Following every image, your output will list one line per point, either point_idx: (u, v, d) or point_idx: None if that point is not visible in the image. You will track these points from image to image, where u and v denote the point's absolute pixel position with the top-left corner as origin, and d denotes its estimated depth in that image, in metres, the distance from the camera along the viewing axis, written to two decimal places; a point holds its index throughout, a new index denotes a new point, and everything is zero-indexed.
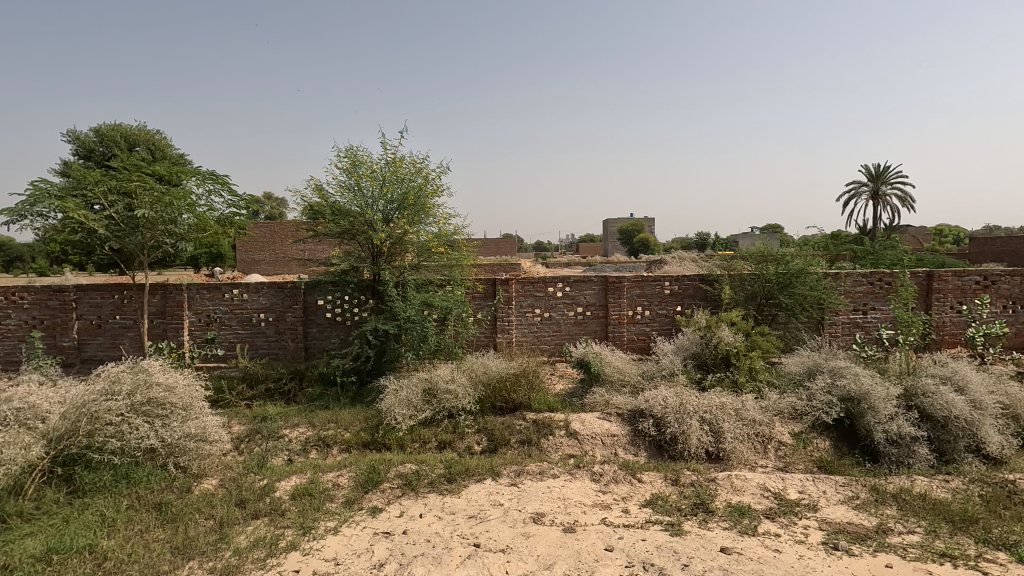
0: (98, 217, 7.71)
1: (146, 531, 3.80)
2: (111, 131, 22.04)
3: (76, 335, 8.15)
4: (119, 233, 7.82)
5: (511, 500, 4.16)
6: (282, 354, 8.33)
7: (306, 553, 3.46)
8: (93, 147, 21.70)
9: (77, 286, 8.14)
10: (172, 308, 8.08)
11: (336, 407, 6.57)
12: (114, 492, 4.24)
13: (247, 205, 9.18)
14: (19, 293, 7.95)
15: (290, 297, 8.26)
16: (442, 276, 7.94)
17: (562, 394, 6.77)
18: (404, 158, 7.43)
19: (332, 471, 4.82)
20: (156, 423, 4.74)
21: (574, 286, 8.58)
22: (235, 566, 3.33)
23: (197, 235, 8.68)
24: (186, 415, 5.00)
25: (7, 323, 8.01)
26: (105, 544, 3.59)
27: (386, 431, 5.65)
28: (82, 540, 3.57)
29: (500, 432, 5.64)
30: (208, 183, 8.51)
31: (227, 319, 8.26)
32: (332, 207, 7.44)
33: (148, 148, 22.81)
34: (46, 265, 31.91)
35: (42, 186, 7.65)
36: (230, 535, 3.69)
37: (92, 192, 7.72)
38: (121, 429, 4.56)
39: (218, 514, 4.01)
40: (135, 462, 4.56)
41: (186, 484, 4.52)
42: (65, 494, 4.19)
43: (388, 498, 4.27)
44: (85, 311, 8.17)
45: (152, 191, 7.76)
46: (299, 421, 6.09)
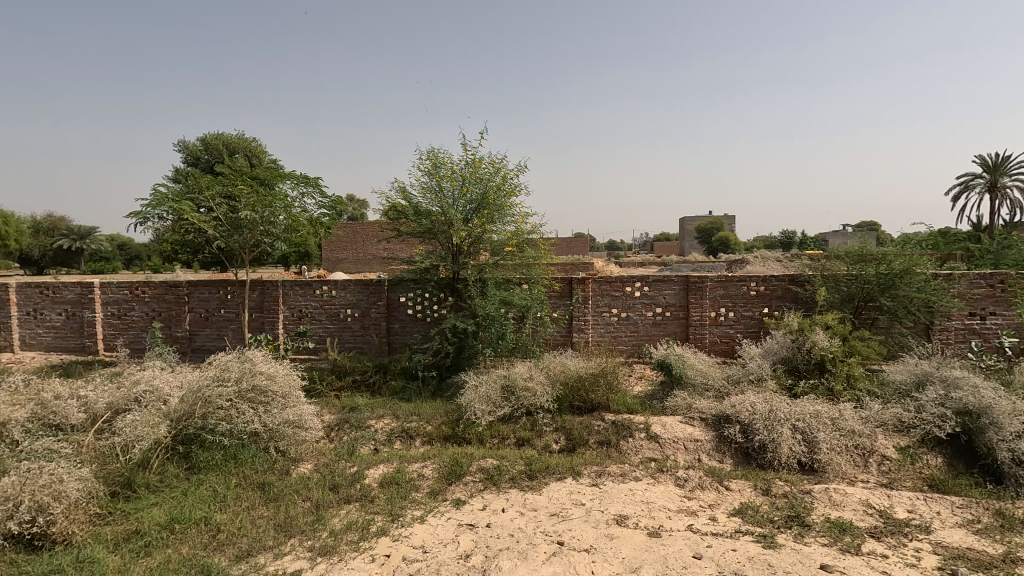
0: (208, 219, 8.44)
1: (252, 507, 4.12)
2: (214, 140, 23.99)
3: (188, 326, 8.98)
4: (225, 233, 8.53)
5: (593, 500, 4.13)
6: (367, 348, 8.73)
7: (395, 539, 3.61)
8: (199, 155, 23.78)
9: (189, 282, 8.96)
10: (269, 302, 8.72)
11: (418, 401, 6.82)
12: (224, 470, 4.64)
13: (336, 206, 9.72)
14: (142, 288, 9.00)
15: (374, 294, 8.64)
16: (520, 275, 8.02)
17: (642, 396, 6.65)
18: (484, 158, 7.59)
19: (416, 462, 4.99)
20: (260, 409, 5.12)
21: (652, 286, 8.38)
22: (332, 546, 3.54)
23: (291, 235, 9.28)
24: (286, 402, 5.35)
25: (133, 315, 9.09)
26: (218, 518, 3.92)
27: (466, 426, 5.77)
28: (199, 512, 3.93)
29: (579, 431, 5.62)
30: (302, 186, 9.09)
31: (317, 314, 8.77)
32: (416, 208, 7.73)
33: (246, 155, 24.59)
34: (160, 263, 35.57)
35: (161, 192, 8.49)
36: (326, 517, 3.93)
37: (204, 196, 8.49)
38: (230, 413, 4.96)
39: (315, 496, 4.28)
40: (241, 444, 4.95)
41: (286, 466, 4.84)
42: (184, 469, 4.63)
43: (471, 491, 4.38)
44: (195, 304, 8.97)
45: (254, 194, 8.39)
46: (384, 412, 6.37)
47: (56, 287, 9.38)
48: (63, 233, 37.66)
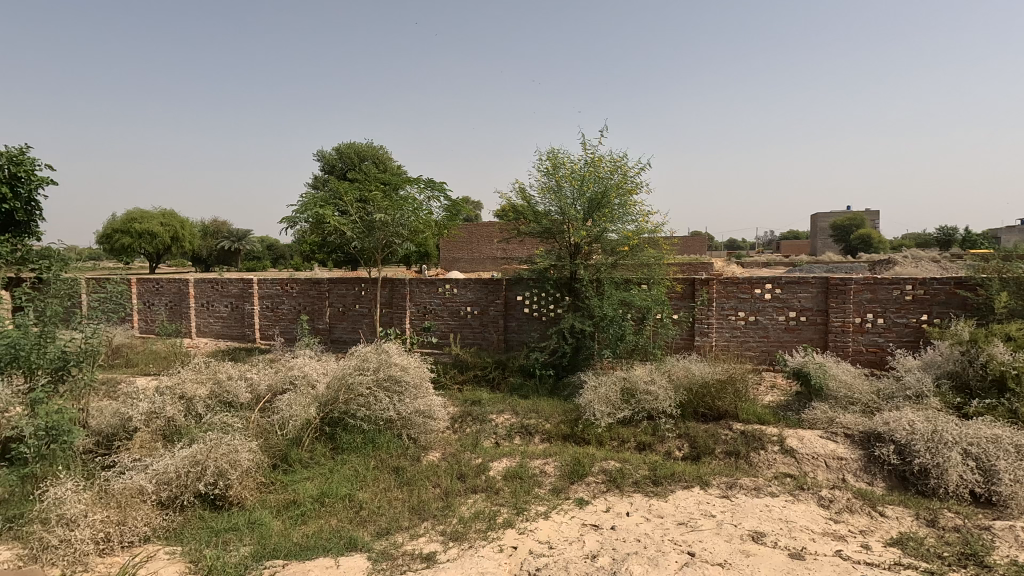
0: (346, 222, 9.25)
1: (389, 489, 4.44)
2: (348, 150, 26.17)
3: (329, 319, 9.91)
4: (360, 234, 9.29)
5: (724, 513, 3.92)
6: (486, 345, 9.02)
7: (521, 532, 3.70)
8: (335, 164, 26.09)
9: (329, 279, 9.89)
10: (398, 299, 9.36)
11: (536, 398, 6.92)
12: (364, 453, 5.05)
13: (459, 207, 10.16)
14: (291, 284, 10.11)
15: (493, 293, 8.90)
16: (639, 276, 7.83)
17: (774, 406, 6.19)
18: (604, 157, 7.53)
19: (537, 459, 5.07)
20: (395, 398, 5.50)
21: (786, 288, 7.76)
22: (462, 532, 3.71)
23: (418, 236, 9.87)
24: (417, 393, 5.70)
25: (284, 308, 10.23)
26: (361, 496, 4.27)
27: (585, 426, 5.75)
28: (345, 489, 4.32)
29: (704, 439, 5.36)
30: (429, 190, 9.63)
31: (441, 311, 9.22)
32: (535, 208, 7.86)
33: (375, 162, 26.52)
34: (301, 261, 39.61)
35: (308, 198, 9.46)
36: (455, 505, 4.12)
37: (344, 201, 9.32)
38: (368, 400, 5.40)
39: (444, 484, 4.51)
40: (378, 429, 5.36)
41: (417, 453, 5.15)
42: (330, 449, 5.12)
43: (594, 492, 4.36)
44: (335, 299, 9.87)
45: (386, 198, 9.04)
46: (504, 407, 6.54)
47: (223, 282, 10.83)
48: (225, 236, 43.26)
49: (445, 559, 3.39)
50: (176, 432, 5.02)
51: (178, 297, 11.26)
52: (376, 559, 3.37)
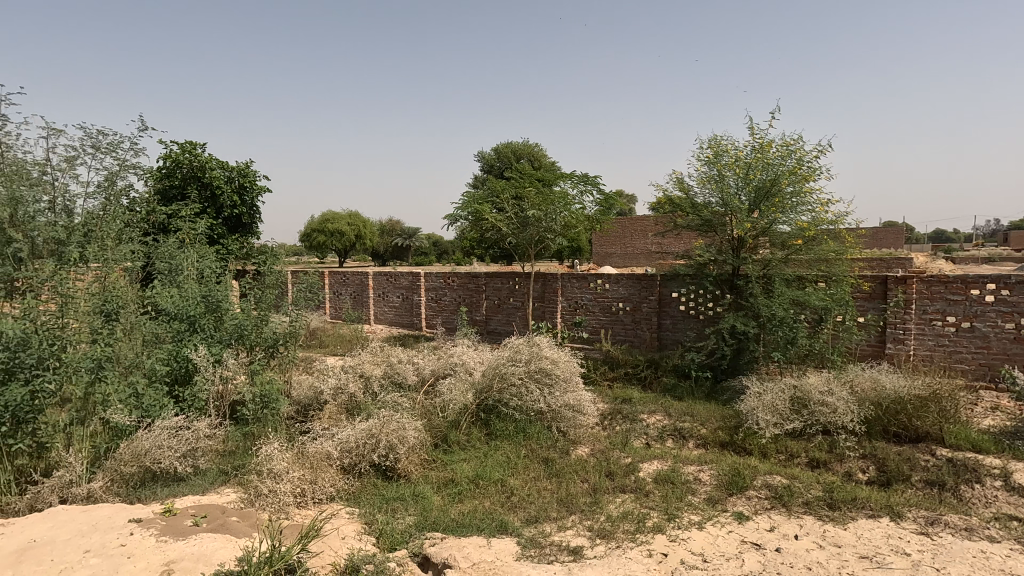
0: (502, 219, 9.68)
1: (538, 478, 4.55)
2: (506, 149, 27.27)
3: (485, 311, 10.49)
4: (515, 230, 9.65)
5: (923, 553, 3.33)
6: (638, 342, 8.76)
7: (672, 540, 3.53)
8: (494, 163, 27.40)
9: (486, 273, 10.47)
10: (550, 293, 9.54)
11: (691, 401, 6.56)
12: (515, 441, 5.24)
13: (612, 201, 10.01)
14: (453, 277, 10.93)
15: (646, 289, 8.62)
16: (816, 273, 7.01)
17: (996, 432, 5.10)
18: (774, 141, 6.86)
19: (692, 465, 4.80)
20: (545, 390, 5.61)
21: (1017, 289, 6.32)
22: (610, 531, 3.66)
23: (570, 231, 9.94)
24: (567, 386, 5.75)
25: (447, 299, 11.08)
26: (511, 482, 4.44)
27: (746, 434, 5.30)
28: (497, 474, 4.52)
29: (897, 464, 4.61)
30: (581, 185, 9.63)
31: (592, 306, 9.18)
32: (694, 200, 7.44)
33: (531, 160, 27.22)
34: (461, 257, 42.36)
35: (469, 196, 10.09)
36: (603, 502, 4.08)
37: (501, 199, 9.75)
38: (520, 390, 5.59)
39: (592, 480, 4.49)
40: (529, 420, 5.53)
41: (565, 446, 5.19)
42: (485, 434, 5.40)
43: (755, 507, 4.00)
44: (490, 293, 10.40)
45: (539, 194, 9.26)
46: (656, 408, 6.31)
47: (396, 275, 12.02)
48: (399, 234, 47.91)
49: (592, 555, 3.38)
50: (356, 407, 5.70)
51: (360, 288, 12.77)
52: (524, 545, 3.47)
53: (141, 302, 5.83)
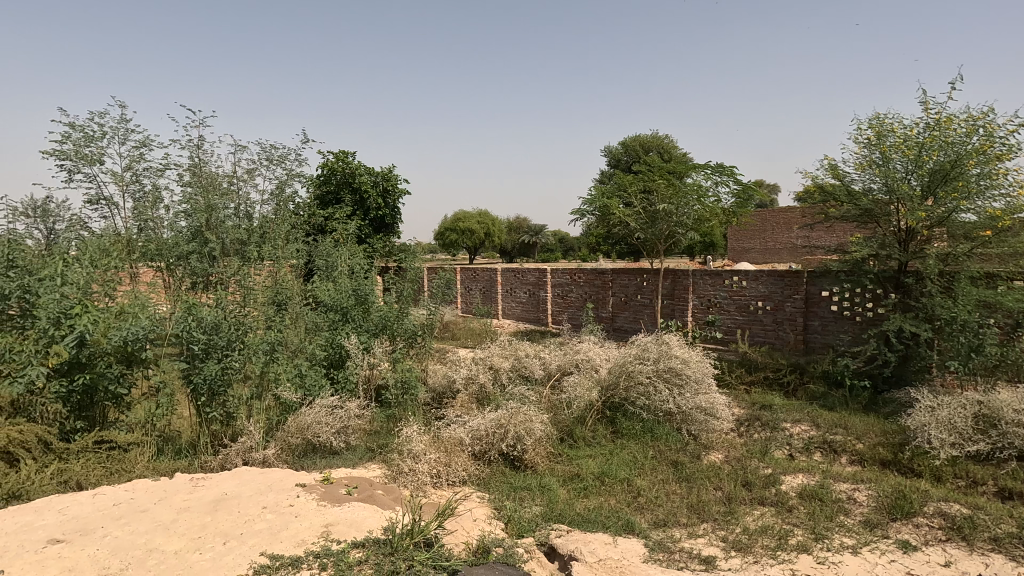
0: (630, 214, 9.46)
1: (667, 481, 4.39)
2: (633, 143, 26.57)
3: (611, 308, 10.36)
4: (644, 226, 9.38)
5: None
6: (780, 344, 8.04)
7: (820, 562, 3.21)
8: (620, 158, 26.86)
9: (612, 270, 10.34)
10: (680, 291, 9.14)
11: (844, 411, 5.89)
12: (643, 441, 5.11)
13: (751, 193, 9.28)
14: (579, 274, 10.96)
15: (791, 286, 7.89)
16: (1014, 270, 5.82)
17: None
18: (955, 116, 5.94)
19: (844, 483, 4.32)
20: (675, 391, 5.40)
21: None
22: (746, 544, 3.42)
23: (704, 226, 9.42)
24: (699, 388, 5.47)
25: (573, 296, 11.14)
26: (638, 482, 4.34)
27: (914, 454, 4.64)
28: (623, 473, 4.45)
29: None
30: (716, 176, 9.08)
31: (726, 304, 8.61)
32: (850, 188, 6.68)
33: (660, 153, 26.18)
34: (586, 254, 42.16)
35: (596, 192, 10.02)
36: (739, 513, 3.83)
37: (629, 193, 9.55)
38: (649, 389, 5.44)
39: (726, 488, 4.23)
40: (657, 421, 5.35)
41: (697, 451, 4.94)
42: (611, 432, 5.34)
43: (926, 538, 3.49)
44: (617, 289, 10.25)
45: (670, 187, 8.89)
46: (802, 416, 5.76)
47: (523, 271, 12.32)
48: (525, 231, 48.86)
49: (727, 567, 3.19)
50: (485, 397, 5.96)
51: (489, 284, 13.28)
52: (652, 548, 3.38)
53: (305, 294, 6.62)
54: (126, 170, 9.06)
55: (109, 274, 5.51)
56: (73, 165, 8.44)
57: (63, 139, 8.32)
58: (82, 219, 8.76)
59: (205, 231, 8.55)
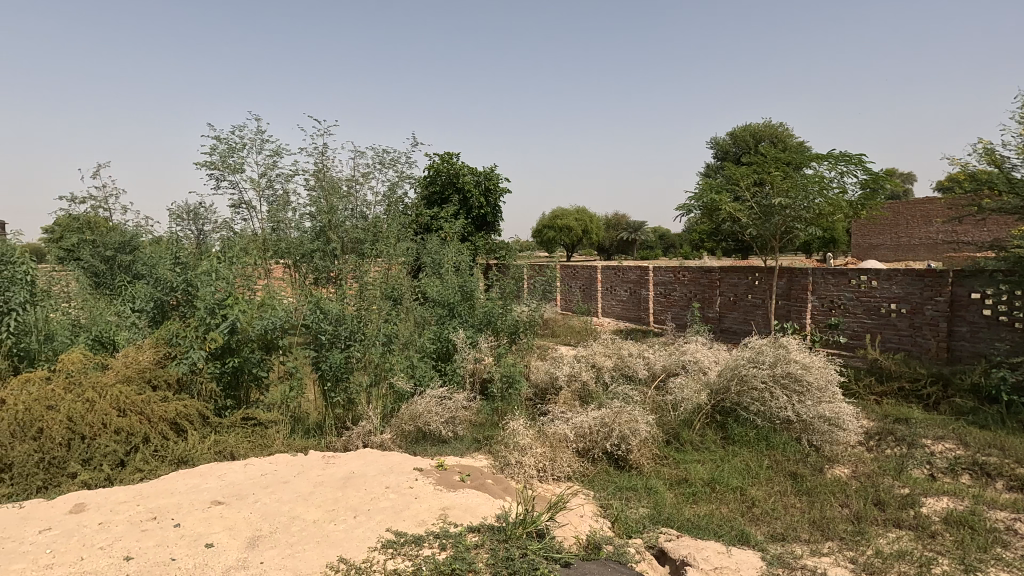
0: (742, 208, 8.93)
1: (785, 494, 4.12)
2: (743, 133, 25.01)
3: (719, 308, 9.88)
4: (757, 221, 8.80)
5: None
6: (918, 352, 7.20)
7: None
8: (728, 149, 25.46)
9: (720, 267, 9.85)
10: (798, 291, 8.50)
11: (1000, 431, 5.17)
12: (757, 449, 4.84)
13: (884, 183, 8.39)
14: (683, 272, 10.56)
15: (932, 287, 7.04)
16: None
17: None
18: None
19: (1001, 511, 3.80)
20: (794, 398, 5.05)
21: None
22: (879, 569, 3.13)
23: (826, 220, 8.66)
24: (821, 396, 5.07)
25: (677, 295, 10.77)
26: (752, 492, 4.12)
27: None
28: (735, 481, 4.24)
29: None
30: (841, 165, 8.32)
31: (852, 306, 7.87)
32: (1012, 175, 5.84)
33: (774, 142, 24.42)
34: (689, 251, 40.40)
35: (704, 186, 9.57)
36: (870, 534, 3.51)
37: (740, 186, 9.02)
38: (764, 395, 5.13)
39: (854, 506, 3.89)
40: (773, 429, 5.04)
41: (819, 463, 4.58)
42: (721, 437, 5.11)
43: None
44: (725, 289, 9.75)
45: (787, 179, 8.27)
46: (945, 433, 5.14)
47: (624, 269, 12.10)
48: (625, 228, 47.79)
49: None
50: (588, 395, 5.96)
51: (589, 281, 13.20)
52: (770, 561, 3.20)
53: (414, 289, 7.00)
54: (262, 177, 10.11)
55: (251, 270, 6.19)
56: (220, 173, 9.57)
57: (212, 151, 9.45)
58: (227, 221, 9.90)
59: (327, 230, 9.32)
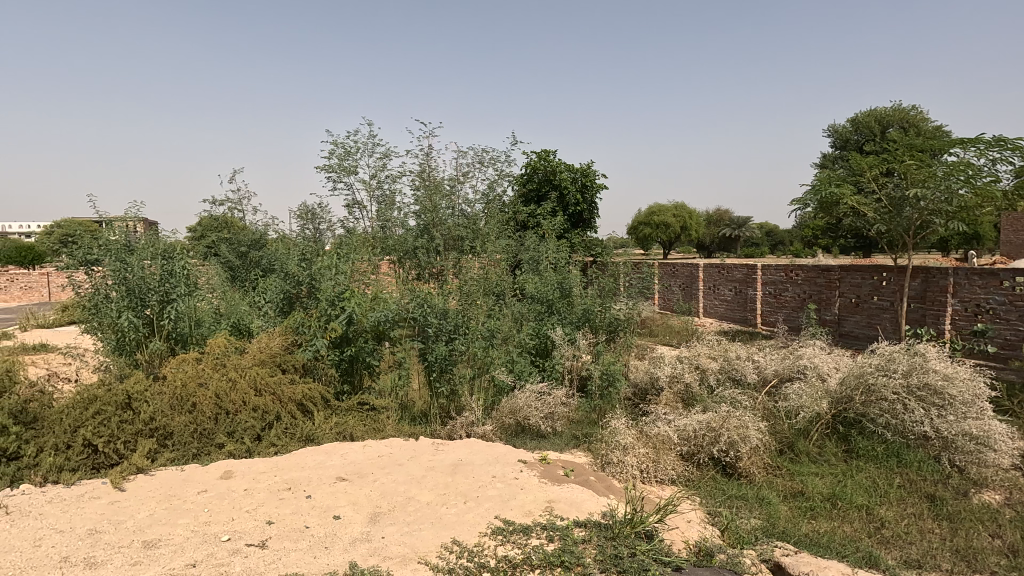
0: (868, 202, 8.12)
1: (920, 517, 3.73)
2: (867, 119, 22.52)
3: (838, 310, 9.10)
4: (887, 216, 7.96)
5: None
6: None
7: None
8: (848, 137, 23.40)
9: (841, 266, 9.06)
10: (935, 293, 7.62)
11: None
12: (886, 465, 4.42)
13: None
14: (796, 271, 9.83)
15: None
16: None
17: None
18: None
19: None
20: (933, 412, 4.54)
21: None
22: None
23: (973, 214, 7.65)
24: (967, 412, 4.52)
25: (789, 295, 10.06)
26: (882, 512, 3.77)
27: None
28: (861, 498, 3.91)
29: None
30: (993, 152, 7.31)
31: (1003, 312, 6.93)
32: None
33: (904, 127, 21.95)
34: (800, 248, 37.50)
35: (823, 177, 8.83)
36: None
37: (866, 177, 8.21)
38: (896, 407, 4.66)
39: (1009, 537, 3.43)
40: (906, 444, 4.58)
41: (963, 487, 4.09)
42: (843, 450, 4.73)
43: None
44: (846, 289, 8.95)
45: (925, 168, 7.40)
46: None
47: (729, 267, 11.49)
48: (727, 224, 45.27)
49: None
50: (692, 398, 5.75)
51: (690, 280, 12.70)
52: None
53: (513, 286, 7.13)
54: (373, 178, 10.78)
55: (364, 265, 6.63)
56: (337, 175, 10.32)
57: (330, 155, 10.22)
58: (342, 220, 10.66)
59: (431, 228, 9.73)
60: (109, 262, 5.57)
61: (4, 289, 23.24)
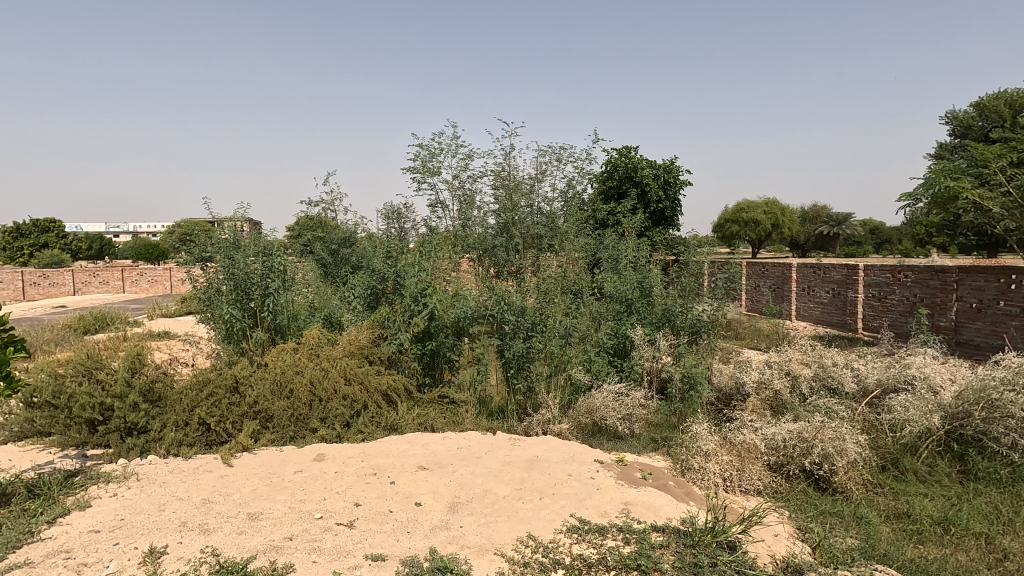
0: (993, 195, 7.27)
1: None
2: (994, 102, 20.12)
3: (955, 316, 8.23)
4: (1016, 212, 7.08)
5: None
6: None
7: None
8: (971, 123, 20.97)
9: (959, 268, 8.18)
10: None
11: None
12: (1011, 491, 3.95)
13: None
14: (905, 272, 8.99)
15: None
16: None
17: None
18: None
19: None
20: None
21: None
22: None
23: None
24: None
25: (895, 298, 9.22)
26: (1005, 542, 3.37)
27: None
28: (979, 526, 3.52)
29: None
30: None
31: None
32: None
33: None
34: (910, 247, 34.14)
35: (936, 169, 8.03)
36: None
37: (990, 168, 7.36)
38: None
39: None
40: None
41: None
42: (958, 471, 4.28)
43: None
44: (965, 293, 8.07)
45: None
46: None
47: (827, 267, 10.69)
48: (825, 221, 42.14)
49: None
50: (781, 406, 5.44)
51: (782, 280, 11.96)
52: None
53: (592, 285, 7.05)
54: (455, 178, 11.06)
55: (445, 263, 6.82)
56: (421, 176, 10.69)
57: (415, 157, 10.62)
58: (425, 220, 11.05)
59: (511, 226, 9.85)
60: (220, 259, 6.13)
61: (135, 281, 26.17)
